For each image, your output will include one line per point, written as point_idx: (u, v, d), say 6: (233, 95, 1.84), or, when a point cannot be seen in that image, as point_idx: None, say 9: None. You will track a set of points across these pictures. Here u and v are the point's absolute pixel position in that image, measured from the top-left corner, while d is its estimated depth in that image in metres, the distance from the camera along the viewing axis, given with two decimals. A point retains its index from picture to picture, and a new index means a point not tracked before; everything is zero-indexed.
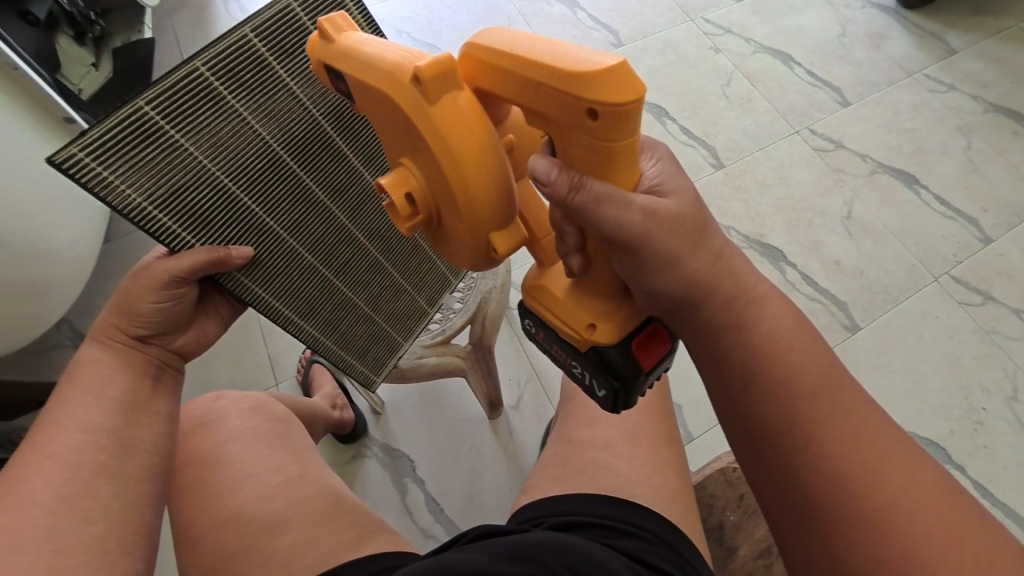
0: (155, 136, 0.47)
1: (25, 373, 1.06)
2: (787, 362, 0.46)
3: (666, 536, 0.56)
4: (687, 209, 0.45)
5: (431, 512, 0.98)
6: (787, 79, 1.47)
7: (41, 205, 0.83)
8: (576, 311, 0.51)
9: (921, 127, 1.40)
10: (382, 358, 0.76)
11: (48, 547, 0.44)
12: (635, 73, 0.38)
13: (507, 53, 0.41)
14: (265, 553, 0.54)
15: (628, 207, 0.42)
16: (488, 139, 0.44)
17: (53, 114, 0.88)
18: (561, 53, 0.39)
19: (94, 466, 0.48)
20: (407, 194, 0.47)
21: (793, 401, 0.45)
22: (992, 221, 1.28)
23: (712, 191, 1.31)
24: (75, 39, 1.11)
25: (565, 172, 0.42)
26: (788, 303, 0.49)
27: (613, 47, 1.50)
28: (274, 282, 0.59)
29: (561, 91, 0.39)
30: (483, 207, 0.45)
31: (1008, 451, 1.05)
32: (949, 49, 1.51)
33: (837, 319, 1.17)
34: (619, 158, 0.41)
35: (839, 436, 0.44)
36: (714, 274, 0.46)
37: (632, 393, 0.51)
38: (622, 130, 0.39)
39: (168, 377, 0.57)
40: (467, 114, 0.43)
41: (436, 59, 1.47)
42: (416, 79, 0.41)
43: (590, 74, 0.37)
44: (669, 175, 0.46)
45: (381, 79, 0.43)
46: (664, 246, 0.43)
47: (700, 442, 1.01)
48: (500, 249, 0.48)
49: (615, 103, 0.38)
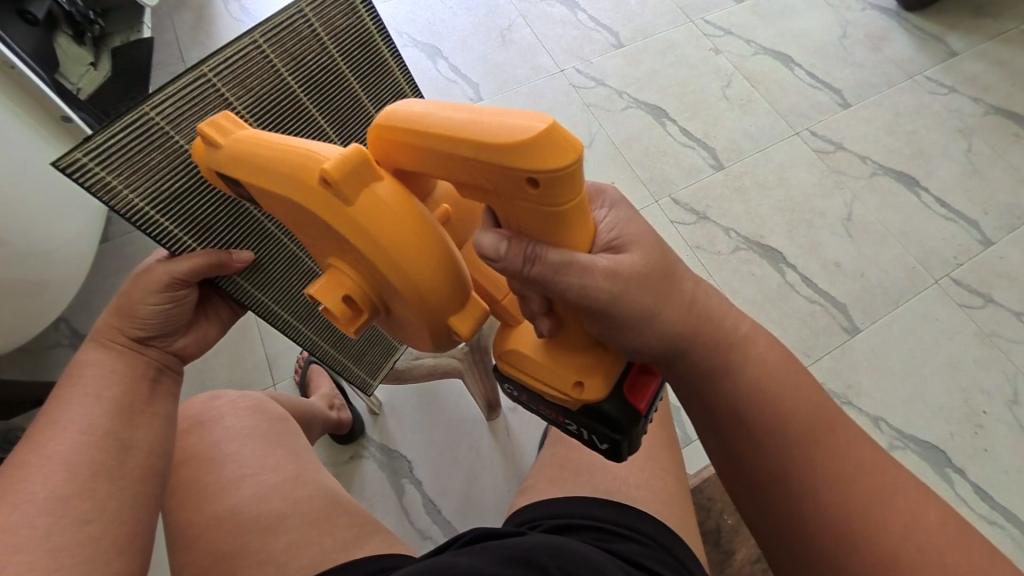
0: (158, 141, 0.47)
1: (21, 371, 1.05)
2: (772, 402, 0.46)
3: (663, 538, 0.56)
4: (654, 258, 0.44)
5: (428, 514, 0.97)
6: (787, 81, 1.47)
7: (39, 204, 0.83)
8: (556, 374, 0.50)
9: (921, 129, 1.40)
10: (377, 361, 0.79)
11: (46, 546, 0.43)
12: (568, 130, 0.37)
13: (423, 133, 0.41)
14: (262, 553, 0.53)
15: (590, 271, 0.42)
16: (417, 224, 0.44)
17: (50, 112, 0.88)
18: (475, 126, 0.38)
19: (91, 465, 0.48)
20: (346, 294, 0.47)
21: (780, 438, 0.46)
22: (993, 223, 1.27)
23: (712, 192, 1.31)
24: (75, 38, 1.11)
25: (516, 243, 0.43)
26: (771, 338, 0.49)
27: (614, 48, 1.50)
28: (274, 287, 0.60)
29: (491, 163, 0.38)
30: (432, 293, 0.46)
31: (1009, 454, 1.05)
32: (950, 51, 1.51)
33: (837, 321, 1.17)
34: (567, 219, 0.40)
35: (827, 470, 0.45)
36: (694, 320, 0.46)
37: (634, 440, 0.51)
38: (564, 192, 0.38)
39: (168, 380, 0.57)
40: (389, 204, 0.43)
41: (437, 59, 1.46)
42: (327, 182, 0.41)
43: (518, 141, 0.36)
44: (626, 223, 0.45)
45: (290, 177, 0.43)
46: (636, 302, 0.43)
47: (699, 444, 1.00)
48: (462, 332, 0.49)
49: (552, 166, 0.36)
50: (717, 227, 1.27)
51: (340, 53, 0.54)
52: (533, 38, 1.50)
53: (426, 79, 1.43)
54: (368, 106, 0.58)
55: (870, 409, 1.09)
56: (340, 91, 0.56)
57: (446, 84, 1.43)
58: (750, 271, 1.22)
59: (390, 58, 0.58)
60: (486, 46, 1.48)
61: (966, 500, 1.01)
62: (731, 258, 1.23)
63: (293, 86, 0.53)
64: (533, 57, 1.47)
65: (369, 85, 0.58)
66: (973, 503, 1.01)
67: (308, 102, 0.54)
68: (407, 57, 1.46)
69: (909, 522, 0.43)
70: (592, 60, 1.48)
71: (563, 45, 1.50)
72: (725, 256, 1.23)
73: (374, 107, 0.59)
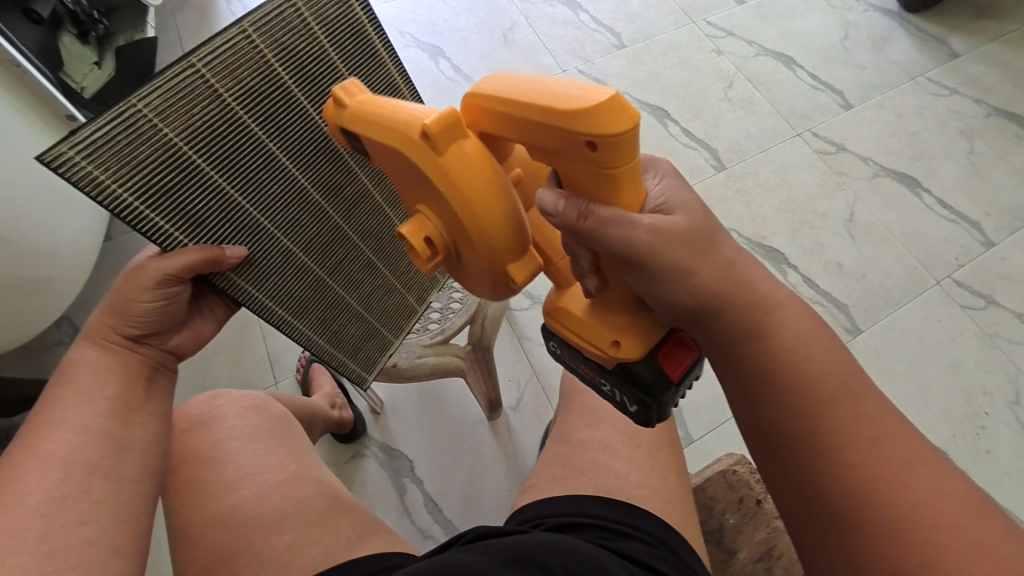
0: (146, 134, 0.46)
1: (24, 369, 1.06)
2: (806, 366, 0.45)
3: (665, 537, 0.56)
4: (693, 222, 0.45)
5: (429, 513, 0.97)
6: (789, 82, 1.47)
7: (42, 202, 0.83)
8: (596, 331, 0.51)
9: (923, 131, 1.40)
10: (375, 357, 0.75)
11: (40, 549, 0.43)
12: (628, 102, 0.40)
13: (508, 98, 0.43)
14: (262, 552, 0.53)
15: (635, 225, 0.43)
16: (497, 178, 0.46)
17: (54, 111, 0.88)
18: (554, 93, 0.41)
19: (88, 465, 0.48)
20: (425, 238, 0.50)
21: (812, 404, 0.44)
22: (994, 224, 1.27)
23: (713, 193, 1.31)
24: (78, 37, 1.11)
25: (573, 200, 0.45)
26: (811, 311, 0.47)
27: (615, 48, 1.50)
28: (268, 282, 0.58)
29: (560, 127, 0.41)
30: (499, 243, 0.47)
31: (1010, 455, 1.04)
32: (952, 52, 1.51)
33: (838, 321, 1.17)
34: (622, 182, 0.43)
35: (860, 437, 0.43)
36: (728, 283, 0.45)
37: (665, 406, 0.51)
38: (620, 157, 0.41)
39: (162, 377, 0.57)
40: (475, 157, 0.45)
41: (439, 60, 1.47)
42: (425, 132, 0.43)
43: (588, 108, 0.39)
44: (674, 191, 0.46)
45: (388, 132, 0.46)
46: (673, 261, 0.43)
47: (700, 444, 1.00)
48: (517, 279, 0.50)
49: (612, 132, 0.40)
50: None
51: (331, 45, 0.54)
52: (535, 39, 1.50)
53: (428, 79, 1.44)
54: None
55: None
56: (332, 83, 0.55)
57: (448, 84, 1.43)
58: None
59: (382, 50, 0.58)
60: (488, 46, 1.49)
61: None
62: None
63: (285, 78, 0.52)
64: (535, 57, 1.47)
65: (361, 77, 0.57)
66: None
67: (300, 93, 0.53)
68: (409, 57, 1.47)
69: (937, 495, 0.41)
70: (593, 61, 1.48)
71: (565, 45, 1.50)
72: None
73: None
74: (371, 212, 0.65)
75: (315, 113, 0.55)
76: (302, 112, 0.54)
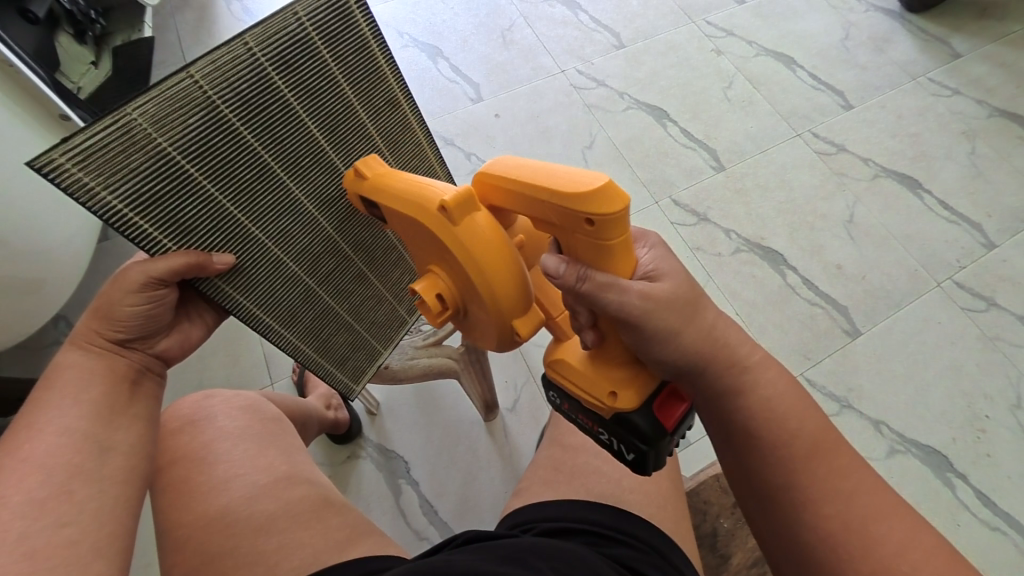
0: (141, 142, 0.45)
1: (21, 369, 1.06)
2: (783, 420, 0.47)
3: (659, 544, 0.56)
4: (683, 288, 0.47)
5: (425, 514, 0.97)
6: (789, 82, 1.46)
7: (36, 202, 0.83)
8: (594, 384, 0.52)
9: (924, 132, 1.39)
10: (363, 366, 0.72)
11: (20, 550, 0.43)
12: (619, 187, 0.43)
13: (516, 179, 0.47)
14: (251, 554, 0.53)
15: (626, 291, 0.44)
16: (506, 246, 0.50)
17: (49, 110, 0.88)
18: (551, 178, 0.45)
19: (69, 467, 0.48)
20: (438, 294, 0.54)
21: (786, 454, 0.46)
22: (997, 226, 1.26)
23: (713, 193, 1.30)
24: (75, 37, 1.11)
25: (572, 266, 0.46)
26: (784, 368, 0.50)
27: (615, 48, 1.50)
28: (257, 289, 0.57)
29: (561, 206, 0.44)
30: (506, 302, 0.51)
31: (1012, 458, 1.03)
32: (953, 53, 1.50)
33: (838, 323, 1.16)
34: (614, 252, 0.45)
35: (830, 485, 0.45)
36: (709, 345, 0.47)
37: (661, 454, 0.51)
38: (614, 232, 0.43)
39: (148, 381, 0.57)
40: (487, 230, 0.49)
41: (437, 60, 1.46)
42: (441, 207, 0.48)
43: (580, 193, 0.43)
44: (665, 260, 0.48)
45: (411, 205, 0.51)
46: (661, 323, 0.45)
47: (697, 447, 1.00)
48: (521, 333, 0.53)
49: (606, 212, 0.42)
50: (718, 228, 1.26)
51: (334, 60, 0.53)
52: (534, 39, 1.50)
53: (426, 79, 1.43)
54: (360, 113, 0.58)
55: (871, 413, 1.08)
56: (331, 98, 0.54)
57: (446, 84, 1.43)
58: (751, 273, 1.21)
59: (385, 66, 0.57)
60: (486, 47, 1.48)
61: (967, 505, 1.00)
62: (731, 260, 1.23)
63: (284, 91, 0.51)
64: (533, 57, 1.47)
65: (361, 91, 0.57)
66: (975, 508, 0.99)
67: (298, 106, 0.53)
68: (407, 57, 1.46)
69: (901, 543, 0.43)
70: (593, 61, 1.47)
71: (564, 45, 1.49)
72: (725, 258, 1.23)
73: (366, 114, 0.58)
74: (365, 224, 0.64)
75: (313, 126, 0.54)
76: (299, 125, 0.53)
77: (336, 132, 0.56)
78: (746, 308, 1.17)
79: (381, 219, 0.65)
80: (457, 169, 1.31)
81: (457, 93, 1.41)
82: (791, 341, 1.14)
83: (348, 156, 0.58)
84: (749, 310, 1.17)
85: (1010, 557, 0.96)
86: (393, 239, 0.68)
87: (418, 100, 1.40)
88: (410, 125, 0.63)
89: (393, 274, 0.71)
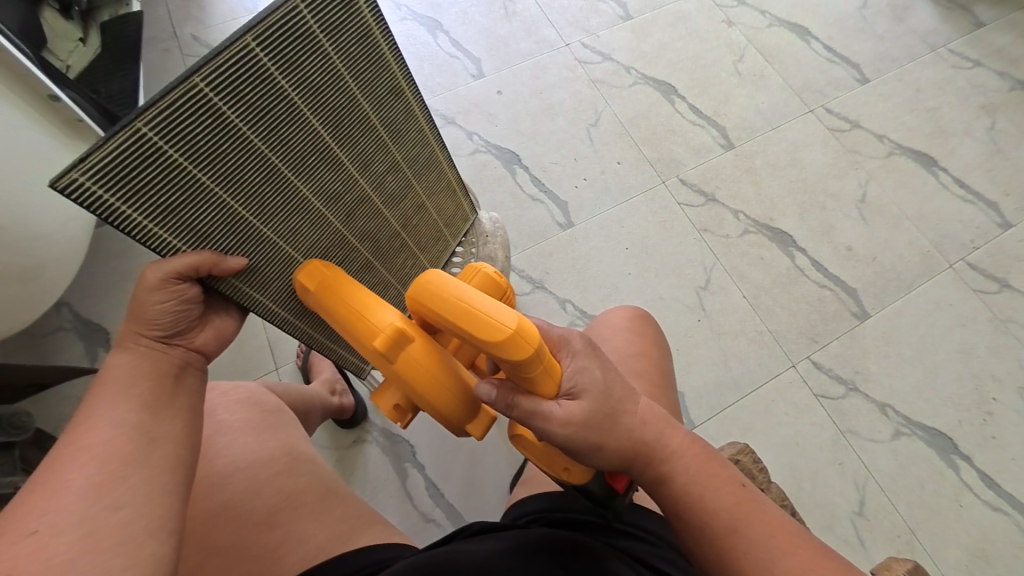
0: (154, 157, 0.41)
1: (24, 355, 1.05)
2: (701, 497, 0.51)
3: (663, 533, 0.58)
4: (601, 403, 0.49)
5: (432, 497, 0.98)
6: (803, 55, 1.40)
7: (32, 185, 0.80)
8: (549, 459, 0.53)
9: (943, 106, 1.33)
10: None
11: (79, 530, 0.39)
12: (529, 329, 0.44)
13: (438, 313, 0.47)
14: (253, 548, 0.53)
15: (549, 421, 0.47)
16: (444, 363, 0.53)
17: (36, 91, 0.82)
18: (470, 313, 0.45)
19: (122, 455, 0.43)
20: (394, 405, 0.57)
21: (712, 527, 0.50)
22: (1013, 205, 1.23)
23: (721, 172, 1.27)
24: (61, 12, 1.06)
25: (502, 391, 0.49)
26: (693, 436, 0.54)
27: (621, 20, 1.43)
28: (273, 286, 0.54)
29: (482, 346, 0.45)
30: (454, 412, 0.54)
31: (1019, 441, 1.03)
32: (976, 22, 1.43)
33: (847, 306, 1.14)
34: (535, 378, 0.46)
35: (762, 551, 0.48)
36: (635, 444, 0.51)
37: (620, 508, 0.56)
38: (531, 366, 0.45)
39: (192, 378, 0.51)
40: (423, 358, 0.52)
41: (437, 34, 1.40)
42: (376, 349, 0.50)
43: (501, 341, 0.43)
44: (586, 374, 0.49)
45: (352, 332, 0.53)
46: (585, 441, 0.48)
47: (701, 430, 1.04)
48: (475, 434, 0.56)
49: (516, 356, 0.44)
50: (726, 209, 1.23)
51: (337, 54, 0.49)
52: (537, 10, 1.44)
53: (425, 54, 1.38)
54: (364, 104, 0.54)
55: (878, 395, 1.07)
56: (336, 94, 0.51)
57: (446, 59, 1.37)
58: (759, 255, 1.19)
59: (388, 53, 0.54)
60: (488, 20, 1.42)
61: (971, 487, 1.00)
62: (739, 241, 1.20)
63: (289, 90, 0.47)
64: (537, 30, 1.41)
65: (363, 81, 0.53)
66: (979, 490, 1.00)
67: (302, 104, 0.48)
68: (406, 32, 1.40)
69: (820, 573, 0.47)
70: (598, 34, 1.41)
71: (568, 17, 1.43)
72: (732, 240, 1.20)
73: (369, 105, 0.55)
74: (370, 215, 0.61)
75: (317, 123, 0.50)
76: (305, 125, 0.50)
77: (340, 128, 0.53)
78: (754, 291, 1.15)
79: (385, 209, 0.63)
80: (458, 150, 1.27)
81: (457, 69, 1.36)
82: (799, 324, 1.12)
83: (353, 150, 0.55)
84: (757, 292, 1.15)
85: (1009, 538, 0.96)
86: (398, 227, 0.66)
87: (418, 77, 1.35)
88: (411, 111, 0.60)
89: (398, 261, 0.69)
